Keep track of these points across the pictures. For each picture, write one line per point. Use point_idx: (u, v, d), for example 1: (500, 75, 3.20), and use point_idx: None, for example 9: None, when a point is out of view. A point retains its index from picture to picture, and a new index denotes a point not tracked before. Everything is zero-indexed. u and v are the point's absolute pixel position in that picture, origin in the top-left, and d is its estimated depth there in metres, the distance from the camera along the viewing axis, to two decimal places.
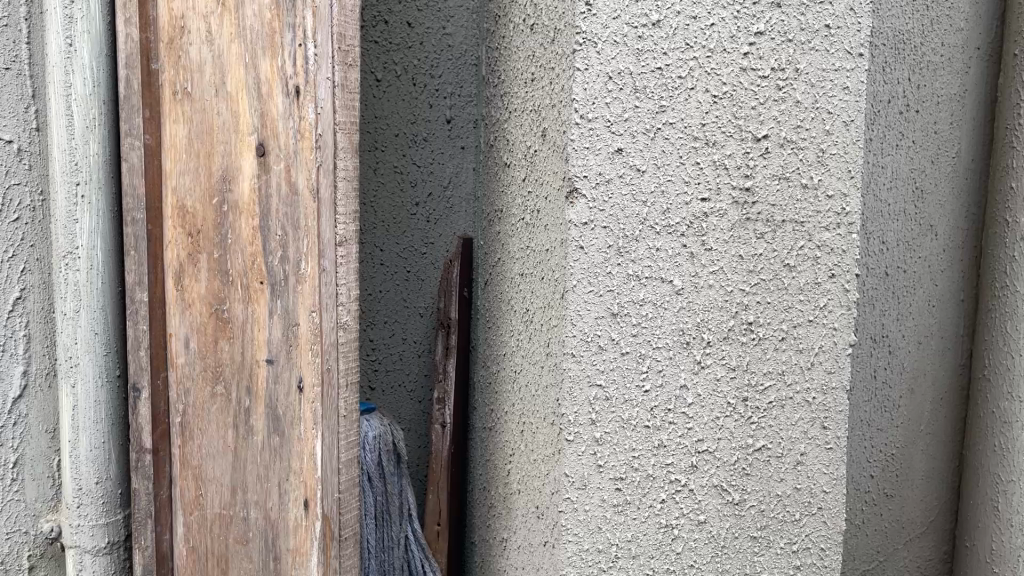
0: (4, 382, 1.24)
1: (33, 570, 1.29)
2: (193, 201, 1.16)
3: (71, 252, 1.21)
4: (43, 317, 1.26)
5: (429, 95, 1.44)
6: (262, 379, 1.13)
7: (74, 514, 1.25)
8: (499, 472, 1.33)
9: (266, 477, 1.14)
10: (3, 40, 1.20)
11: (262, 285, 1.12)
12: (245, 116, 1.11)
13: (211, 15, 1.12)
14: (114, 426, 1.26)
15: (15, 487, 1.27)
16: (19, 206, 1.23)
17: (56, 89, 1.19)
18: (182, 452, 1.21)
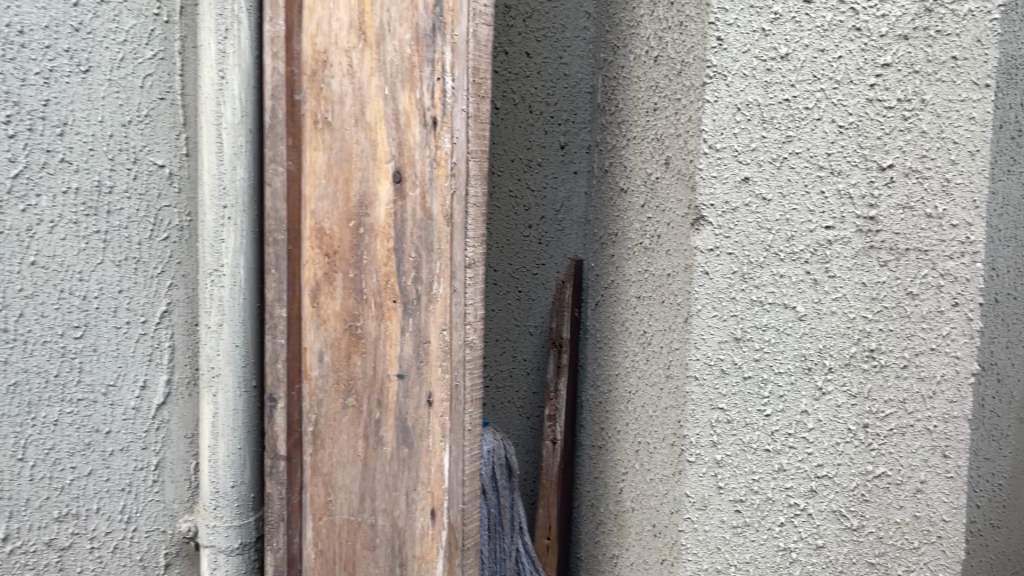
0: (150, 389, 1.35)
1: (169, 566, 1.39)
2: (331, 223, 1.20)
3: (217, 269, 1.31)
4: (187, 330, 1.37)
5: (545, 122, 1.49)
6: (393, 392, 1.22)
7: (210, 516, 1.34)
8: (610, 489, 1.36)
9: (395, 485, 1.23)
10: (159, 72, 1.31)
11: (395, 304, 1.21)
12: (383, 145, 1.19)
13: (353, 50, 1.18)
14: (249, 433, 1.35)
15: (156, 487, 1.37)
16: (169, 226, 1.34)
17: (208, 119, 1.29)
18: (314, 462, 1.23)
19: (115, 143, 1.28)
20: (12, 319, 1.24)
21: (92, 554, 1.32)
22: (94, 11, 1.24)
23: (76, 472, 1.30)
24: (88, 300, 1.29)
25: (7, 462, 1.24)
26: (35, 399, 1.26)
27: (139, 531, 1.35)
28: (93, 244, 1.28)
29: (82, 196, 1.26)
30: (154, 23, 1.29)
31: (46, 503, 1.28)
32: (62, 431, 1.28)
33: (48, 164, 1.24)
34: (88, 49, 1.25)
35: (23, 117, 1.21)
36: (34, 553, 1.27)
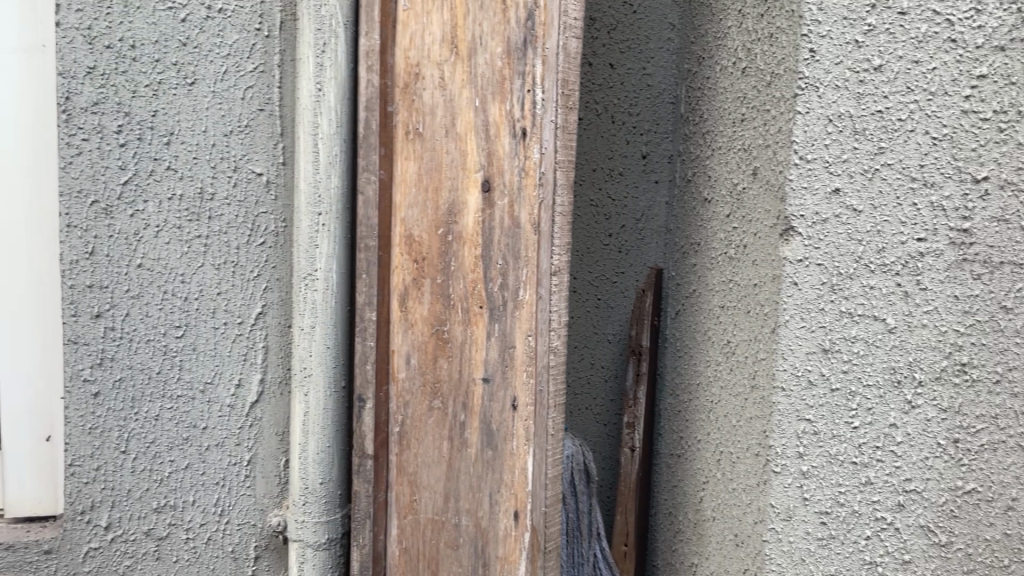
0: (244, 388, 1.41)
1: (258, 559, 1.45)
2: (420, 231, 1.28)
3: (310, 273, 1.36)
4: (281, 331, 1.42)
5: (627, 131, 1.50)
6: (478, 396, 1.23)
7: (300, 511, 1.39)
8: (690, 499, 1.36)
9: (479, 488, 1.24)
10: (260, 84, 1.36)
11: (482, 309, 1.22)
12: (473, 155, 1.21)
13: (445, 64, 1.23)
14: (339, 432, 1.40)
15: (248, 482, 1.43)
16: (265, 231, 1.39)
17: (305, 130, 1.34)
18: (399, 460, 1.32)
19: (218, 152, 1.35)
20: (120, 317, 1.36)
21: (188, 544, 1.41)
22: (200, 26, 1.32)
23: (174, 465, 1.40)
24: (189, 301, 1.38)
25: (111, 454, 1.37)
26: (139, 395, 1.38)
27: (231, 524, 1.43)
28: (195, 248, 1.36)
29: (186, 203, 1.35)
30: (255, 37, 1.34)
31: (145, 495, 1.39)
32: (162, 426, 1.39)
33: (154, 172, 1.34)
34: (194, 63, 1.33)
35: (134, 127, 1.32)
36: (134, 542, 1.39)
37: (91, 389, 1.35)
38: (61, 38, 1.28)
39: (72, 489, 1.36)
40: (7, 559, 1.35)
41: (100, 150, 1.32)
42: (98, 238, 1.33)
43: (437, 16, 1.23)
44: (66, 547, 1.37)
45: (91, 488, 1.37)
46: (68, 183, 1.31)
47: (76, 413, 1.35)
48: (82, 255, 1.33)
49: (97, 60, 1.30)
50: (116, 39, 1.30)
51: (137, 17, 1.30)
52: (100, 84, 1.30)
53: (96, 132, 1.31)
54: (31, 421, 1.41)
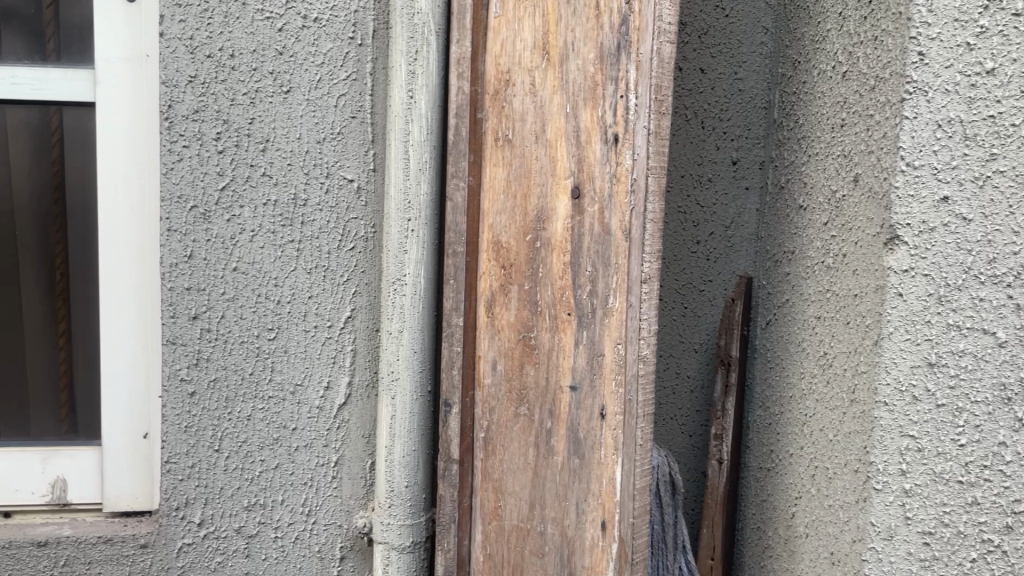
0: (333, 390, 1.44)
1: (344, 559, 1.47)
2: (508, 238, 1.28)
3: (399, 279, 1.38)
4: (368, 335, 1.44)
5: (717, 137, 1.47)
6: (565, 404, 1.22)
7: (385, 513, 1.41)
8: (781, 514, 1.33)
9: (565, 496, 1.22)
10: (352, 92, 1.38)
11: (570, 316, 1.21)
12: (562, 161, 1.21)
13: (536, 70, 1.23)
14: (424, 436, 1.41)
15: (334, 483, 1.46)
16: (355, 236, 1.41)
17: (396, 137, 1.36)
18: (484, 465, 1.33)
19: (311, 159, 1.38)
20: (216, 319, 1.39)
21: (276, 543, 1.44)
22: (296, 36, 1.35)
23: (265, 464, 1.43)
24: (281, 304, 1.41)
25: (205, 452, 1.41)
26: (232, 395, 1.41)
27: (318, 524, 1.45)
28: (288, 252, 1.40)
29: (280, 208, 1.39)
30: (349, 46, 1.37)
31: (237, 492, 1.43)
32: (254, 426, 1.42)
33: (251, 178, 1.37)
34: (290, 71, 1.36)
35: (232, 134, 1.36)
36: (225, 538, 1.43)
37: (187, 388, 1.40)
38: (165, 48, 1.33)
39: (168, 485, 1.41)
40: (106, 552, 1.40)
41: (200, 156, 1.36)
42: (196, 242, 1.37)
43: (528, 23, 1.23)
44: (161, 542, 1.41)
45: (185, 486, 1.41)
46: (169, 189, 1.36)
47: (174, 411, 1.40)
48: (181, 258, 1.37)
49: (199, 69, 1.34)
50: (216, 49, 1.34)
51: (236, 27, 1.34)
52: (200, 92, 1.34)
53: (196, 139, 1.35)
54: (131, 418, 1.46)
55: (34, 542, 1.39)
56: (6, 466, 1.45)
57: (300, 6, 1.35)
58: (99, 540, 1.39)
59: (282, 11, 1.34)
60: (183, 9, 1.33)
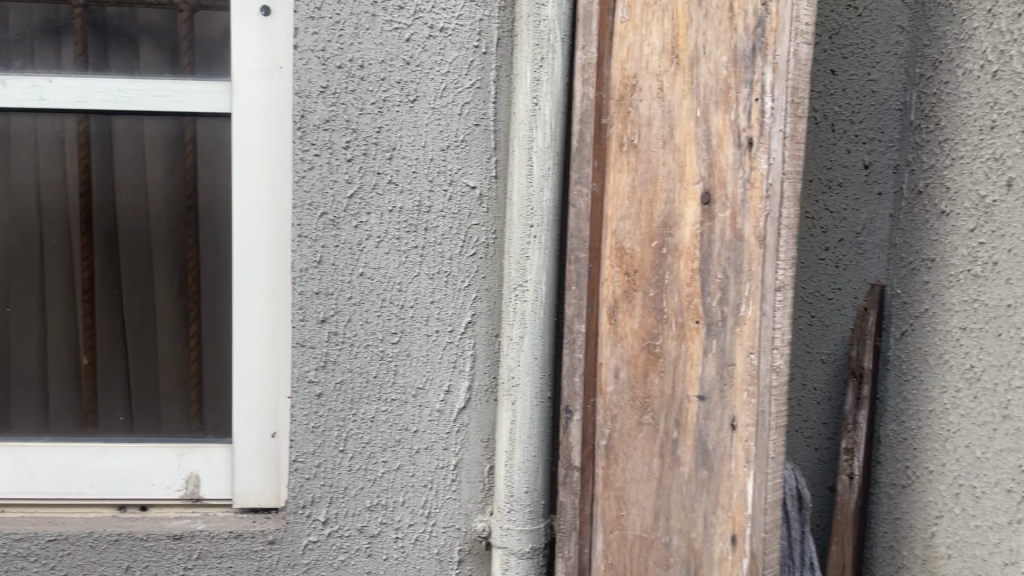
0: (453, 394, 1.45)
1: (462, 562, 1.48)
2: (632, 244, 1.26)
3: (521, 285, 1.39)
4: (488, 340, 1.45)
5: (848, 140, 1.42)
6: (693, 414, 1.20)
7: (505, 518, 1.41)
8: (918, 532, 1.28)
9: (692, 507, 1.20)
10: (476, 100, 1.40)
11: (698, 324, 1.18)
12: (691, 166, 1.19)
13: (664, 74, 1.21)
14: (543, 442, 1.41)
15: (454, 486, 1.47)
16: (477, 242, 1.42)
17: (520, 143, 1.36)
18: (606, 473, 1.31)
19: (435, 166, 1.40)
20: (342, 322, 1.43)
21: (397, 543, 1.47)
22: (423, 46, 1.38)
23: (387, 466, 1.46)
24: (404, 309, 1.43)
25: (331, 452, 1.45)
26: (357, 397, 1.44)
27: (437, 526, 1.47)
28: (412, 258, 1.42)
29: (405, 215, 1.41)
30: (474, 54, 1.39)
31: (360, 492, 1.46)
32: (377, 427, 1.45)
33: (378, 185, 1.41)
34: (416, 80, 1.39)
35: (360, 143, 1.40)
36: (348, 537, 1.47)
37: (315, 390, 1.44)
38: (299, 60, 1.38)
39: (295, 484, 1.45)
40: (236, 547, 1.45)
41: (330, 165, 1.40)
42: (325, 247, 1.41)
43: (657, 27, 1.22)
44: (288, 538, 1.46)
45: (311, 484, 1.45)
46: (301, 196, 1.40)
47: (302, 412, 1.44)
48: (311, 264, 1.41)
49: (330, 80, 1.38)
50: (346, 60, 1.38)
51: (367, 38, 1.38)
52: (331, 102, 1.38)
53: (327, 148, 1.39)
54: (261, 417, 1.51)
55: (170, 535, 1.45)
56: (144, 461, 1.52)
57: (428, 16, 1.37)
58: (230, 535, 1.45)
59: (410, 21, 1.37)
60: (316, 22, 1.37)
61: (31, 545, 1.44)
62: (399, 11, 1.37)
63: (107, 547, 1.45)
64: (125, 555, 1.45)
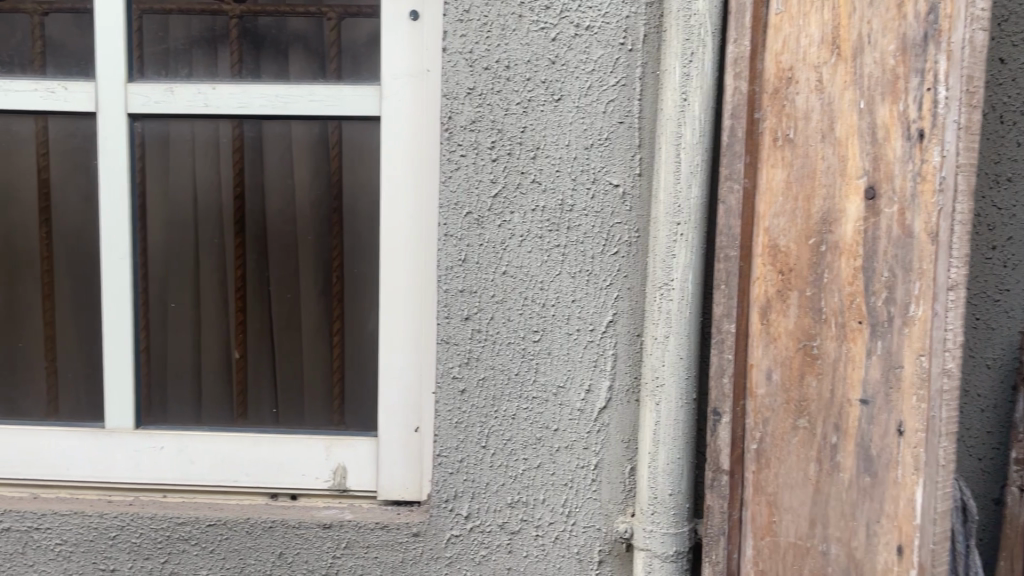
0: (594, 393, 1.44)
1: (602, 563, 1.47)
2: (787, 242, 1.22)
3: (666, 284, 1.37)
4: (630, 340, 1.43)
5: (1018, 132, 1.34)
6: (854, 418, 1.17)
7: (648, 520, 1.40)
8: None
9: (853, 515, 1.18)
10: (621, 97, 1.38)
11: (861, 324, 1.15)
12: (853, 161, 1.15)
13: (824, 66, 1.17)
14: (688, 444, 1.40)
15: (594, 486, 1.46)
16: (619, 241, 1.41)
17: (667, 140, 1.36)
18: (757, 478, 1.28)
19: (579, 165, 1.40)
20: (485, 320, 1.44)
21: (537, 541, 1.47)
22: (569, 44, 1.38)
23: (527, 463, 1.46)
24: (546, 307, 1.43)
25: (473, 448, 1.47)
26: (499, 394, 1.45)
27: (577, 526, 1.47)
28: (554, 257, 1.42)
29: (548, 214, 1.41)
30: (619, 52, 1.38)
31: (502, 488, 1.47)
32: (518, 424, 1.46)
33: (521, 184, 1.41)
34: (561, 80, 1.39)
35: (505, 143, 1.41)
36: (489, 533, 1.48)
37: (459, 386, 1.46)
38: (447, 62, 1.40)
39: (439, 478, 1.48)
40: (383, 537, 1.49)
41: (475, 165, 1.41)
42: (470, 246, 1.43)
43: (816, 17, 1.18)
44: (431, 531, 1.48)
45: (454, 479, 1.47)
46: (447, 196, 1.42)
47: (445, 407, 1.46)
48: (455, 262, 1.43)
49: (476, 81, 1.40)
50: (493, 61, 1.39)
51: (513, 39, 1.39)
52: (478, 103, 1.40)
53: (473, 148, 1.41)
54: (405, 412, 1.56)
55: (320, 523, 1.49)
56: (296, 452, 1.59)
57: (574, 15, 1.37)
58: (377, 525, 1.49)
59: (556, 21, 1.38)
60: (464, 25, 1.39)
61: (192, 529, 1.51)
62: (546, 10, 1.38)
63: (261, 534, 1.50)
64: (278, 541, 1.50)
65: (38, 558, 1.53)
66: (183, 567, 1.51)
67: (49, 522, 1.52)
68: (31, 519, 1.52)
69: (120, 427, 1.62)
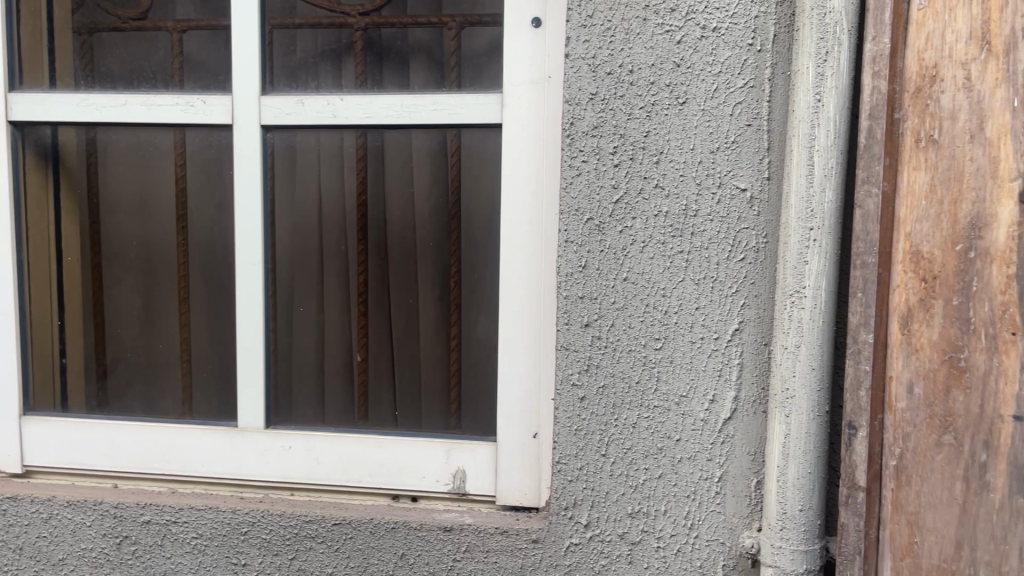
0: (718, 403, 1.41)
1: None
2: (931, 247, 1.20)
3: (798, 291, 1.33)
4: (756, 349, 1.39)
5: None
6: (1006, 435, 1.16)
7: (776, 535, 1.37)
8: None
9: (1004, 537, 1.17)
10: (749, 100, 1.35)
11: (1014, 336, 1.14)
12: (1006, 162, 1.14)
13: (972, 63, 1.15)
14: (821, 457, 1.35)
15: (718, 498, 1.42)
16: (746, 247, 1.37)
17: (800, 142, 1.32)
18: (896, 496, 1.25)
19: (704, 169, 1.37)
20: (606, 327, 1.42)
21: (658, 553, 1.45)
22: (695, 47, 1.35)
23: (648, 473, 1.43)
24: (668, 315, 1.40)
25: (593, 456, 1.45)
26: (619, 402, 1.43)
27: (700, 539, 1.43)
28: (677, 263, 1.39)
29: (671, 220, 1.38)
30: (748, 53, 1.34)
31: (621, 498, 1.45)
32: (639, 433, 1.43)
33: (644, 190, 1.39)
34: (686, 82, 1.36)
35: (628, 148, 1.39)
36: (609, 543, 1.46)
37: (578, 393, 1.44)
38: (570, 68, 1.39)
39: (558, 485, 1.46)
40: (502, 542, 1.49)
41: (597, 171, 1.40)
42: (591, 252, 1.41)
43: (963, 12, 1.15)
44: (550, 538, 1.48)
45: (574, 487, 1.46)
46: (568, 202, 1.41)
47: (565, 414, 1.45)
48: (576, 268, 1.42)
49: (599, 87, 1.38)
50: (616, 66, 1.38)
51: (637, 43, 1.37)
52: (600, 108, 1.39)
53: (595, 154, 1.39)
54: (523, 417, 1.57)
55: (441, 527, 1.51)
56: (416, 454, 1.62)
57: (700, 17, 1.34)
58: (497, 531, 1.49)
59: (682, 23, 1.35)
60: (588, 31, 1.38)
61: (319, 527, 1.55)
62: (671, 13, 1.35)
63: (384, 534, 1.53)
64: (400, 542, 1.53)
65: (175, 550, 1.60)
66: (310, 563, 1.56)
67: (186, 516, 1.59)
68: (169, 513, 1.60)
69: (251, 426, 1.68)
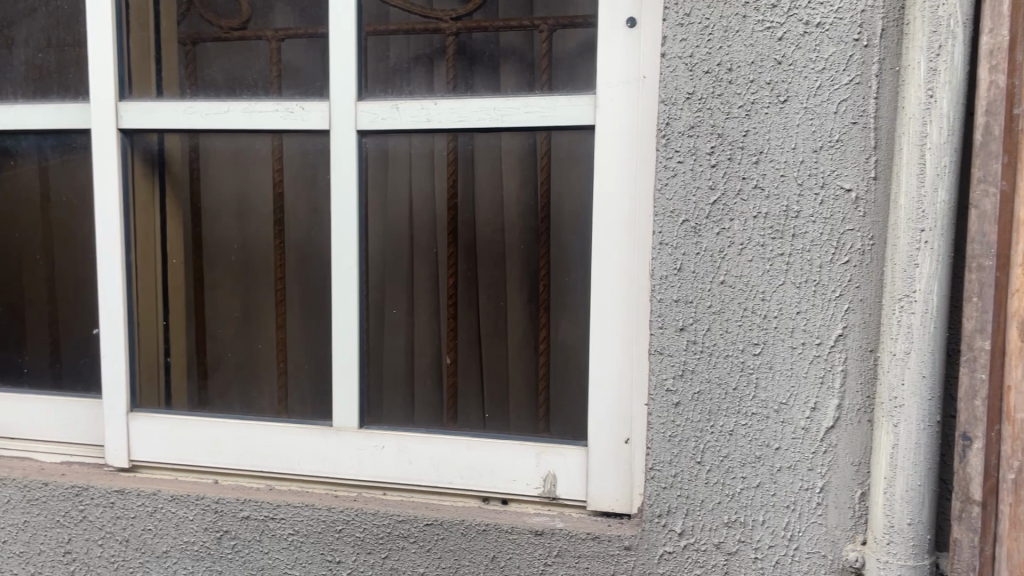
0: (820, 411, 1.36)
1: None
2: None
3: (908, 295, 1.28)
4: (861, 356, 1.34)
5: None
6: None
7: (883, 549, 1.32)
8: None
9: None
10: (854, 97, 1.30)
11: None
12: None
13: None
14: (931, 470, 1.30)
15: (819, 510, 1.38)
16: (851, 249, 1.32)
17: (911, 140, 1.27)
18: (1014, 511, 1.22)
19: (806, 169, 1.33)
20: (701, 332, 1.39)
21: (755, 564, 1.41)
22: (797, 43, 1.31)
23: (746, 482, 1.40)
24: (767, 319, 1.37)
25: (688, 463, 1.42)
26: (715, 409, 1.40)
27: (800, 551, 1.39)
28: (777, 266, 1.35)
29: (770, 221, 1.35)
30: (853, 49, 1.29)
31: (717, 507, 1.41)
32: (736, 441, 1.40)
33: (742, 191, 1.35)
34: (788, 80, 1.32)
35: (725, 148, 1.35)
36: (704, 552, 1.43)
37: (672, 399, 1.41)
38: (666, 68, 1.37)
39: (652, 492, 1.44)
40: (594, 548, 1.48)
41: (693, 171, 1.37)
42: (686, 255, 1.39)
43: None
44: (644, 546, 1.45)
45: (668, 494, 1.43)
46: (663, 204, 1.39)
47: (659, 419, 1.43)
48: (671, 271, 1.39)
49: (696, 86, 1.36)
50: (714, 64, 1.35)
51: (736, 41, 1.34)
52: (697, 108, 1.36)
53: (691, 154, 1.37)
54: (615, 422, 1.55)
55: (532, 530, 1.51)
56: (508, 457, 1.61)
57: (803, 12, 1.30)
58: (589, 536, 1.48)
59: (784, 19, 1.31)
60: (685, 29, 1.35)
61: (411, 527, 1.56)
62: (773, 9, 1.32)
63: (475, 536, 1.53)
64: (491, 545, 1.53)
65: (272, 546, 1.64)
66: (402, 563, 1.57)
67: (283, 512, 1.63)
68: (268, 509, 1.63)
69: (346, 425, 1.71)
